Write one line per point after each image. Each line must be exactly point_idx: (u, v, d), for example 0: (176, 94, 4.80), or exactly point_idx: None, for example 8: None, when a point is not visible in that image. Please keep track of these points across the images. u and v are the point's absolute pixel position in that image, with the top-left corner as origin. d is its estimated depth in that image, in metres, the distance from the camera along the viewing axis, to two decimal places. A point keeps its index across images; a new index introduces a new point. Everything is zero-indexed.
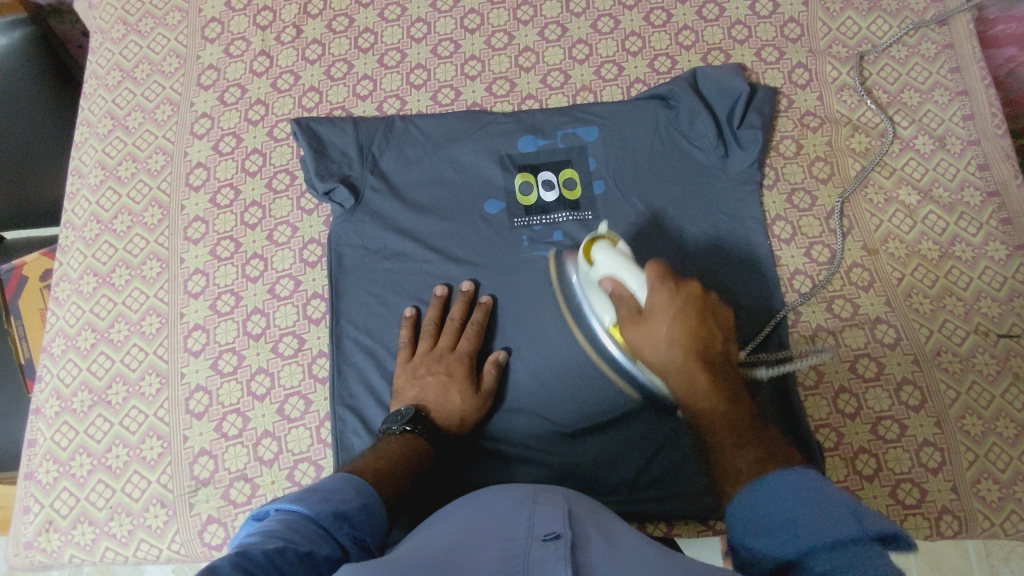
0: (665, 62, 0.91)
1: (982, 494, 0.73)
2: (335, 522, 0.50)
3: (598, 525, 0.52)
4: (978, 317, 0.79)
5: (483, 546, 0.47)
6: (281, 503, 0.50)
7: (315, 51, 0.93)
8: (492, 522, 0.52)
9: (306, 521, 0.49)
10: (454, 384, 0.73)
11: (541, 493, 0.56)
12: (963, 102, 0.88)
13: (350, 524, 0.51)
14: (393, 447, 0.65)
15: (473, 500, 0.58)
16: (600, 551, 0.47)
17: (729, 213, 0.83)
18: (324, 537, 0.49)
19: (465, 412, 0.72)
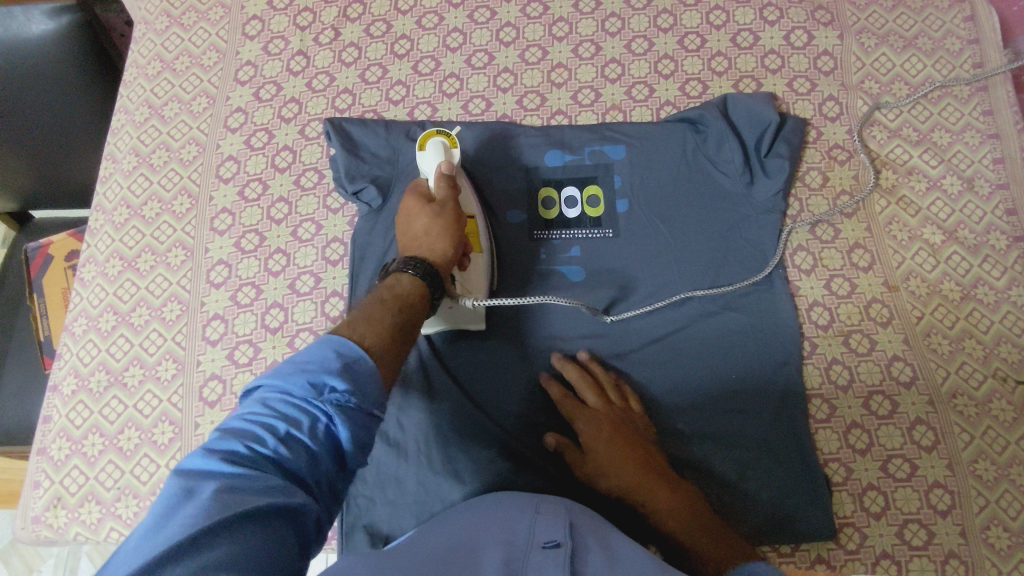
0: (696, 86, 0.92)
1: (991, 540, 0.72)
2: (311, 392, 0.48)
3: (599, 536, 0.53)
4: (996, 362, 0.79)
5: (483, 550, 0.48)
6: (265, 378, 0.50)
7: (352, 54, 0.94)
8: (493, 527, 0.52)
9: (284, 397, 0.48)
10: (414, 210, 0.71)
11: (543, 503, 0.57)
12: (993, 145, 0.87)
13: (334, 387, 0.48)
14: (377, 290, 0.61)
15: (476, 506, 0.59)
16: (599, 560, 0.48)
17: (750, 240, 0.83)
18: (303, 415, 0.48)
19: (431, 230, 0.69)
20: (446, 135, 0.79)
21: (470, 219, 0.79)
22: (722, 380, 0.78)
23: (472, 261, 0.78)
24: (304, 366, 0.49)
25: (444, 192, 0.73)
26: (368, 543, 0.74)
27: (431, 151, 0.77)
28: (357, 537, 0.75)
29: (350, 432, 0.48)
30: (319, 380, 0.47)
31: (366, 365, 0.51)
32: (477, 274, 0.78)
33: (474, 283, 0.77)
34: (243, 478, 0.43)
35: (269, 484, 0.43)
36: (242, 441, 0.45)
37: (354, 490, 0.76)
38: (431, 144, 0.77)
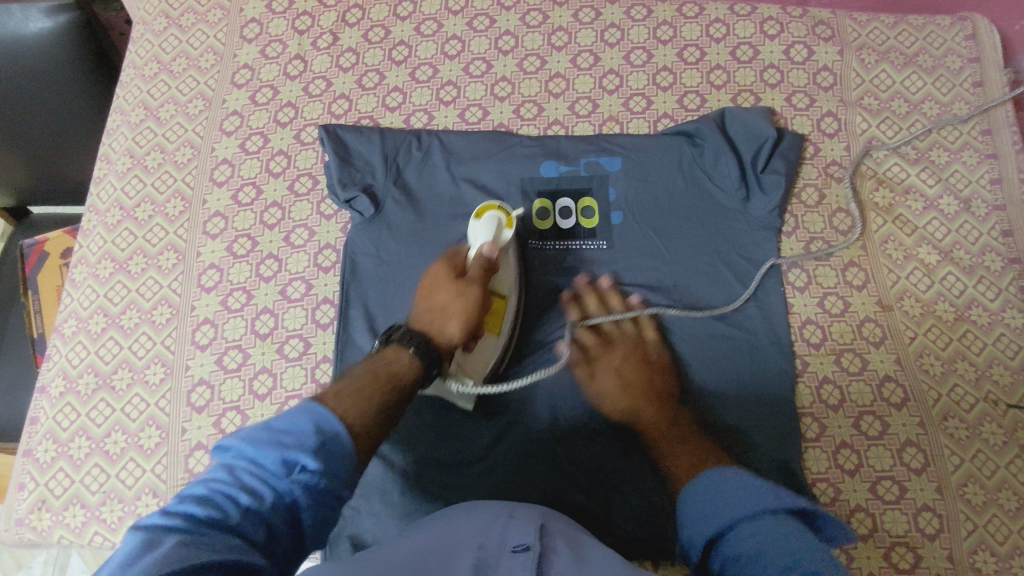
0: (694, 99, 0.91)
1: (978, 565, 0.72)
2: (281, 468, 0.48)
3: (571, 542, 0.52)
4: (988, 384, 0.78)
5: (456, 556, 0.47)
6: (232, 440, 0.50)
7: (350, 59, 0.94)
8: (466, 530, 0.52)
9: (250, 467, 0.49)
10: (441, 280, 0.72)
11: (517, 507, 0.57)
12: (991, 165, 0.87)
13: (304, 467, 0.49)
14: (372, 363, 0.61)
15: (450, 511, 0.58)
16: (571, 565, 0.48)
17: (744, 255, 0.83)
18: (267, 489, 0.48)
19: (449, 306, 0.70)
20: (507, 210, 0.77)
21: (499, 299, 0.76)
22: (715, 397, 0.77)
23: (483, 340, 0.76)
24: (277, 438, 0.49)
25: (474, 274, 0.72)
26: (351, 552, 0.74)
27: (484, 223, 0.76)
28: (341, 547, 0.75)
29: (310, 506, 0.49)
30: (291, 458, 0.48)
31: (339, 445, 0.51)
32: (484, 356, 0.75)
33: (475, 364, 0.75)
34: (199, 542, 0.43)
35: (226, 548, 0.44)
36: (199, 506, 0.46)
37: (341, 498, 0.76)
38: (486, 217, 0.76)
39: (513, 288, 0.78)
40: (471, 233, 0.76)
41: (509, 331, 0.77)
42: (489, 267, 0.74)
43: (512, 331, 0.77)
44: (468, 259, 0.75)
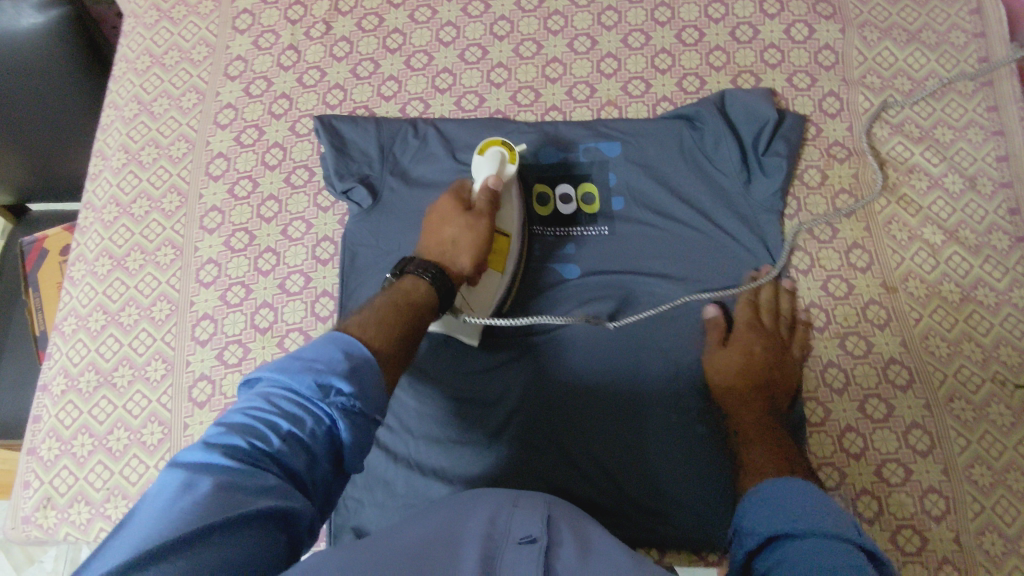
0: (693, 81, 0.90)
1: (986, 547, 0.71)
2: (318, 392, 0.49)
3: (576, 532, 0.51)
4: (995, 365, 0.77)
5: (459, 547, 0.46)
6: (268, 372, 0.50)
7: (344, 48, 0.93)
8: (468, 520, 0.50)
9: (289, 395, 0.49)
10: (449, 214, 0.73)
11: (522, 495, 0.55)
12: (997, 142, 0.85)
13: (342, 391, 0.49)
14: (392, 294, 0.62)
15: (452, 497, 0.57)
16: (574, 557, 0.46)
17: (747, 238, 0.82)
18: (306, 415, 0.48)
19: (458, 239, 0.71)
20: (510, 145, 0.78)
21: (503, 237, 0.76)
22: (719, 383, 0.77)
23: (486, 278, 0.76)
24: (311, 365, 0.50)
25: (481, 208, 0.73)
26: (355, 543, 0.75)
27: (487, 159, 0.76)
28: (345, 538, 0.76)
29: (350, 432, 0.49)
30: (328, 380, 0.48)
31: (370, 368, 0.52)
32: (490, 292, 0.76)
33: (480, 300, 0.75)
34: (244, 471, 0.43)
35: (266, 483, 0.44)
36: (243, 436, 0.45)
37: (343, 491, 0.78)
38: (489, 152, 0.76)
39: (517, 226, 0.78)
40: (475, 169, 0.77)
41: (513, 270, 0.77)
42: (496, 201, 0.74)
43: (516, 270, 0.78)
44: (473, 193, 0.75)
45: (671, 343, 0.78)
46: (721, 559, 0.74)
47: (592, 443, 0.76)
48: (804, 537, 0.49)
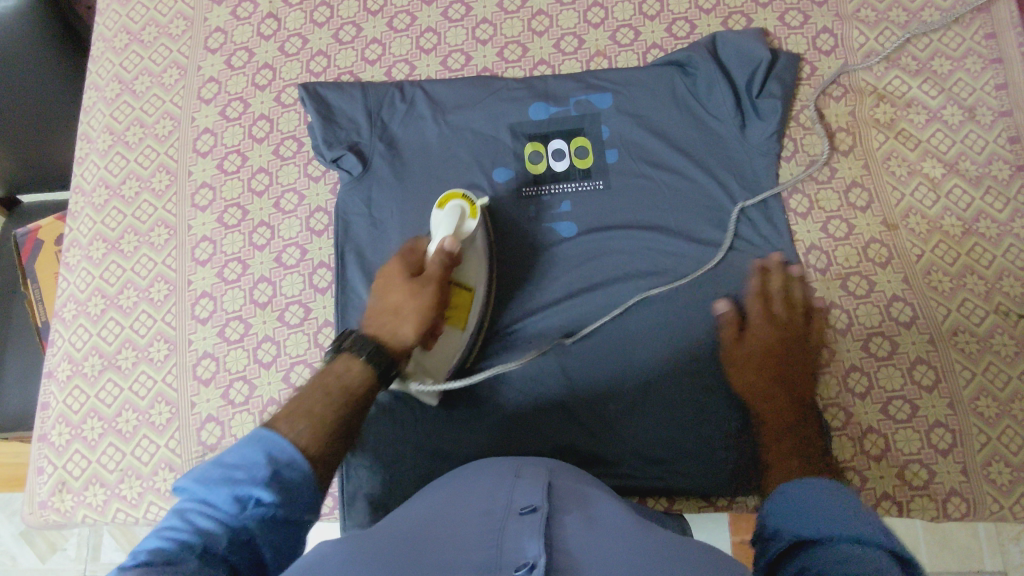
0: (683, 26, 0.88)
1: (993, 476, 0.72)
2: (235, 505, 0.48)
3: (579, 499, 0.52)
4: (999, 296, 0.77)
5: (461, 520, 0.47)
6: (186, 483, 0.49)
7: (324, 13, 0.90)
8: (471, 496, 0.51)
9: (205, 509, 0.48)
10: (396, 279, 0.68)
11: (522, 467, 0.56)
12: (996, 70, 0.83)
13: (259, 499, 0.48)
14: (324, 374, 0.60)
15: (455, 478, 0.58)
16: (578, 522, 0.47)
17: (744, 183, 0.81)
18: (222, 528, 0.47)
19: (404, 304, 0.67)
20: (470, 199, 0.74)
21: (464, 292, 0.74)
22: None
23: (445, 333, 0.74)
24: (229, 474, 0.49)
25: (433, 271, 0.69)
26: (369, 511, 0.76)
27: (447, 213, 0.72)
28: (358, 507, 0.76)
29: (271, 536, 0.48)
30: (242, 493, 0.47)
31: (297, 471, 0.50)
32: (447, 350, 0.75)
33: (435, 360, 0.74)
34: (155, 573, 0.43)
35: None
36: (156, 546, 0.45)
37: (353, 460, 0.77)
38: (449, 207, 0.73)
39: (481, 278, 0.76)
40: (433, 223, 0.73)
41: (475, 324, 0.75)
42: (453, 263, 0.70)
43: (477, 323, 0.76)
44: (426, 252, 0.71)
45: (660, 311, 0.78)
46: (731, 503, 0.76)
47: (597, 401, 0.77)
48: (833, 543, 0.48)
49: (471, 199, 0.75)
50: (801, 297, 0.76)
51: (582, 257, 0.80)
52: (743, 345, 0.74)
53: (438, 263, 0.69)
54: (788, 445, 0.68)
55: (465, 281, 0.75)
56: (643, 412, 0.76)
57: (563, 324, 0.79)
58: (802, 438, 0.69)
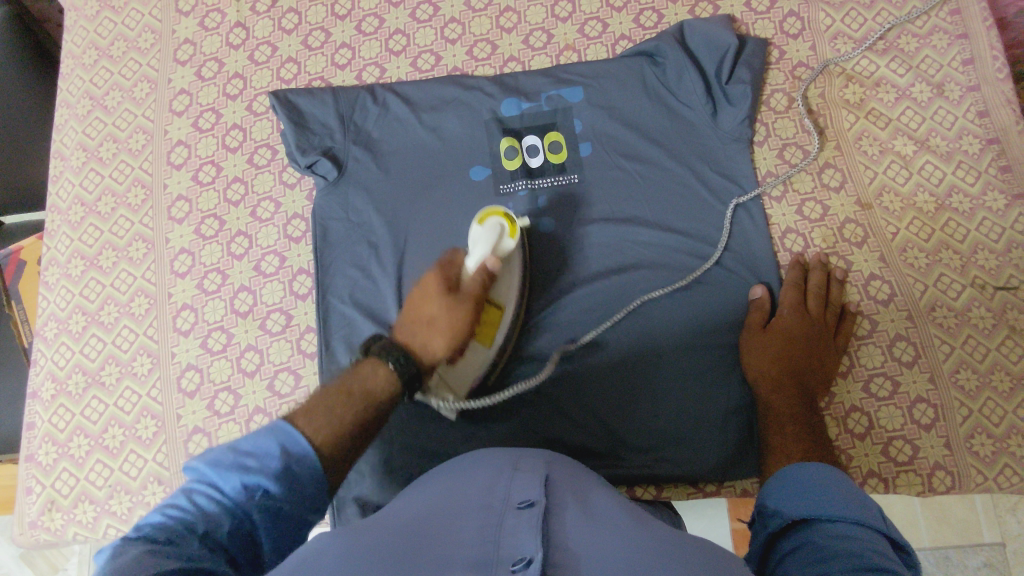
0: (651, 16, 0.88)
1: (975, 448, 0.73)
2: (244, 493, 0.49)
3: (577, 490, 0.51)
4: (975, 270, 0.77)
5: (458, 512, 0.46)
6: (198, 464, 0.50)
7: (292, 20, 0.90)
8: (466, 486, 0.50)
9: (214, 493, 0.49)
10: (430, 292, 0.66)
11: (521, 457, 0.55)
12: (962, 46, 0.84)
13: (266, 491, 0.49)
14: (347, 376, 0.58)
15: (449, 464, 0.57)
16: (576, 516, 0.47)
17: (719, 170, 0.81)
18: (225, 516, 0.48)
19: (438, 319, 0.65)
20: (510, 217, 0.73)
21: (496, 309, 0.73)
22: (703, 319, 0.78)
23: (473, 349, 0.72)
24: (241, 462, 0.50)
25: (471, 291, 0.66)
26: (359, 514, 0.75)
27: (486, 229, 0.71)
28: (348, 511, 0.76)
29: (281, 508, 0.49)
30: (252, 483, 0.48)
31: (309, 467, 0.51)
32: (473, 365, 0.72)
33: (455, 373, 0.72)
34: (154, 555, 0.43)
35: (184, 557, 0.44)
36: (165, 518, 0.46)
37: None
38: (489, 223, 0.71)
39: (512, 297, 0.74)
40: (472, 238, 0.71)
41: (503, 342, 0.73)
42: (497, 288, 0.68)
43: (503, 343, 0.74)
44: (465, 269, 0.69)
45: (640, 305, 0.78)
46: (718, 488, 0.76)
47: (577, 394, 0.77)
48: (840, 524, 0.51)
49: (512, 217, 0.73)
50: (816, 287, 0.78)
51: (588, 304, 0.79)
52: (766, 334, 0.75)
53: (479, 280, 0.67)
54: (794, 429, 0.70)
55: (499, 297, 0.73)
56: (626, 403, 0.76)
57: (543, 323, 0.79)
58: (808, 427, 0.70)
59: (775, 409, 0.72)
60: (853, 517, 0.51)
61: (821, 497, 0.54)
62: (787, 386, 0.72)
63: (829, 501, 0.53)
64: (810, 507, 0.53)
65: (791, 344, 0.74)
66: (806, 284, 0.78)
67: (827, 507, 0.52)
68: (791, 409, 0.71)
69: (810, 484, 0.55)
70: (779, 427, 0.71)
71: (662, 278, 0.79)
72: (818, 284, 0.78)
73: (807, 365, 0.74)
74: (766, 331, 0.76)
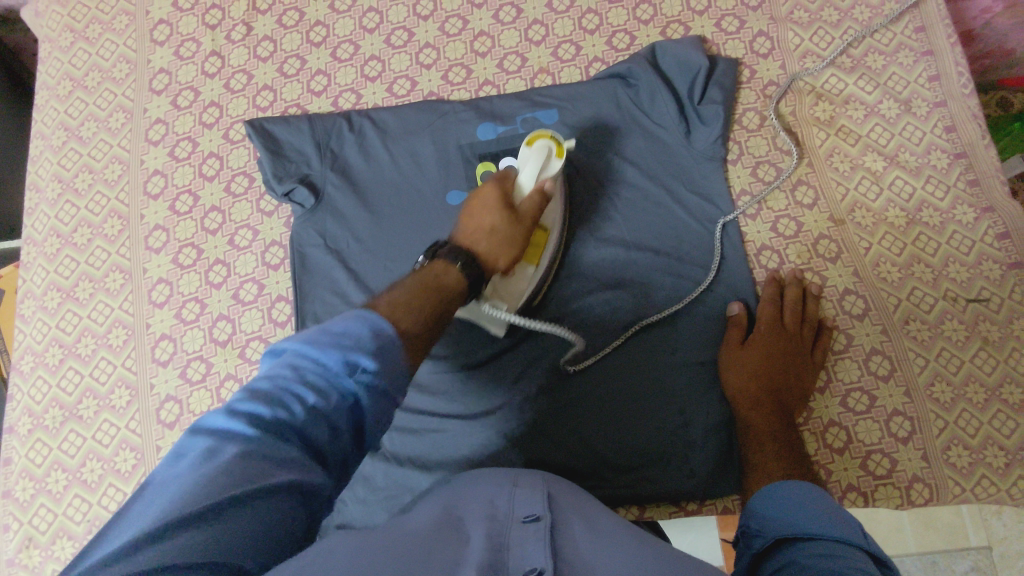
0: (623, 38, 0.89)
1: (953, 460, 0.74)
2: (344, 370, 0.44)
3: (577, 505, 0.51)
4: (946, 283, 0.79)
5: (463, 525, 0.46)
6: (295, 338, 0.46)
7: (267, 48, 0.91)
8: (467, 501, 0.50)
9: (313, 368, 0.45)
10: (490, 203, 0.68)
11: (518, 473, 0.54)
12: (928, 63, 0.86)
13: (366, 369, 0.45)
14: (420, 274, 0.59)
15: (447, 483, 0.56)
16: (579, 530, 0.46)
17: (695, 190, 0.82)
18: (331, 390, 0.44)
19: (497, 228, 0.67)
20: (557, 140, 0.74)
21: (543, 231, 0.75)
22: (682, 338, 0.79)
23: (521, 269, 0.74)
24: (337, 341, 0.45)
25: (527, 206, 0.70)
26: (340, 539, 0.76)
27: (534, 152, 0.72)
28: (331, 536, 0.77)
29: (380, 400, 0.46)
30: (350, 364, 0.44)
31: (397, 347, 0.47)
32: (521, 284, 0.74)
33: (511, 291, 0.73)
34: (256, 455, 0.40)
35: (287, 458, 0.41)
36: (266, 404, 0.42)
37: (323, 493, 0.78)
38: (538, 145, 0.73)
39: (556, 223, 0.77)
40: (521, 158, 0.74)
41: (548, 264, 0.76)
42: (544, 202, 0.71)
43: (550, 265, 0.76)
44: (518, 186, 0.71)
45: (619, 326, 0.79)
46: (700, 507, 0.76)
47: (559, 415, 0.77)
48: (823, 540, 0.51)
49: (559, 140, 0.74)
50: (794, 304, 0.78)
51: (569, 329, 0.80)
52: (745, 350, 0.76)
53: (532, 195, 0.70)
54: (773, 448, 0.70)
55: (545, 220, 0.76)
56: (607, 423, 0.77)
57: (524, 346, 0.80)
58: (786, 446, 0.70)
59: (754, 427, 0.72)
60: (835, 534, 0.51)
61: (805, 516, 0.54)
62: (765, 404, 0.73)
63: (814, 519, 0.53)
64: (793, 526, 0.54)
65: (768, 361, 0.74)
66: (782, 302, 0.78)
67: (811, 526, 0.53)
68: (769, 426, 0.72)
69: (796, 505, 0.56)
70: (759, 447, 0.71)
71: (639, 299, 0.80)
72: (795, 300, 0.78)
73: (784, 382, 0.75)
74: (746, 348, 0.76)
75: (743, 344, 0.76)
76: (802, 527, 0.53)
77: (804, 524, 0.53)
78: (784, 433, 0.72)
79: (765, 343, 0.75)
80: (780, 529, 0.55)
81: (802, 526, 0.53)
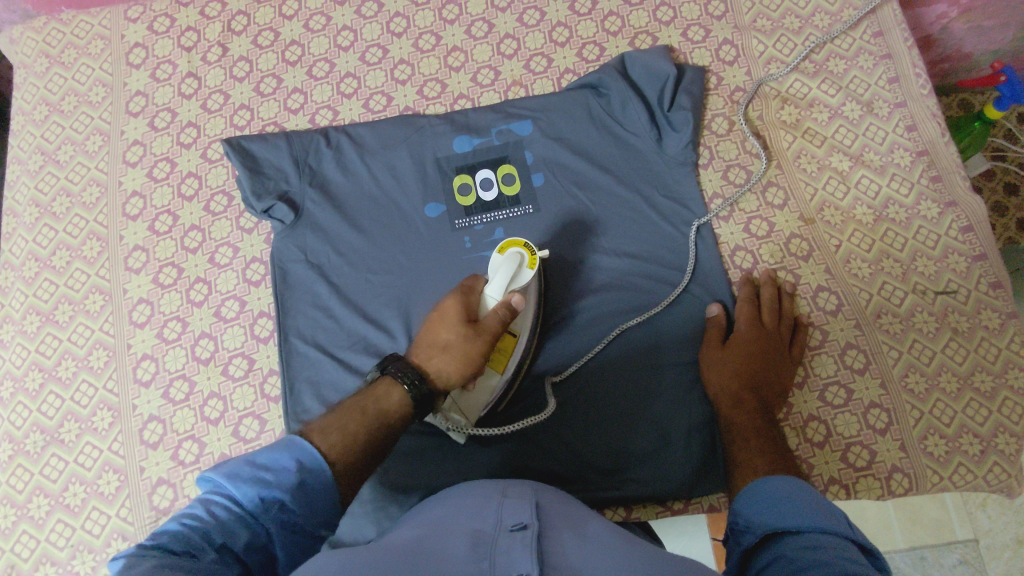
0: (593, 50, 0.92)
1: (930, 449, 0.76)
2: (260, 506, 0.49)
3: (564, 513, 0.51)
4: (915, 277, 0.81)
5: (449, 536, 0.46)
6: (216, 472, 0.50)
7: (243, 68, 0.92)
8: (455, 513, 0.50)
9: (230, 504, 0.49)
10: (449, 320, 0.64)
11: (506, 484, 0.55)
12: (887, 65, 0.89)
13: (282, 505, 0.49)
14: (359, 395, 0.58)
15: (436, 495, 0.57)
16: (565, 536, 0.47)
17: (668, 195, 0.84)
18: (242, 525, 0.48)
19: (452, 346, 0.63)
20: (531, 251, 0.70)
21: (510, 337, 0.73)
22: (662, 339, 0.80)
23: (485, 376, 0.73)
24: (258, 475, 0.49)
25: (488, 326, 0.64)
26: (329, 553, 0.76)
27: (506, 259, 0.69)
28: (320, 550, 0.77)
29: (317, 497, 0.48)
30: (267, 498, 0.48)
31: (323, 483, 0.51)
32: (482, 395, 0.73)
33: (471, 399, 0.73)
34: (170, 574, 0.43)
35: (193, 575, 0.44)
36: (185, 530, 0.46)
37: None
38: (508, 253, 0.69)
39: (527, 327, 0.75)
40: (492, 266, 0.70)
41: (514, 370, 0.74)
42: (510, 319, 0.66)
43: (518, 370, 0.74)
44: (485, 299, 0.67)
45: (600, 331, 0.80)
46: (687, 506, 0.77)
47: (545, 421, 0.78)
48: (809, 534, 0.52)
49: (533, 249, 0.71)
50: (770, 302, 0.80)
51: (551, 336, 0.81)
52: (724, 349, 0.77)
53: (498, 312, 0.65)
54: (757, 443, 0.71)
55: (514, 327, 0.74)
56: (593, 425, 0.77)
57: None
58: (770, 440, 0.71)
59: (737, 423, 0.73)
60: (821, 526, 0.52)
61: (790, 510, 0.55)
62: (746, 400, 0.74)
63: (800, 514, 0.54)
64: (778, 521, 0.54)
65: (748, 359, 0.76)
66: (759, 301, 0.80)
67: (796, 520, 0.53)
68: (751, 422, 0.73)
69: (781, 500, 0.57)
70: (743, 442, 0.71)
71: (619, 303, 0.81)
72: (771, 298, 0.80)
73: (764, 379, 0.76)
74: (726, 347, 0.77)
75: (723, 344, 0.78)
76: (788, 520, 0.54)
77: (790, 518, 0.54)
78: (766, 427, 0.72)
79: (744, 342, 0.77)
80: (767, 525, 0.55)
81: (788, 519, 0.54)
